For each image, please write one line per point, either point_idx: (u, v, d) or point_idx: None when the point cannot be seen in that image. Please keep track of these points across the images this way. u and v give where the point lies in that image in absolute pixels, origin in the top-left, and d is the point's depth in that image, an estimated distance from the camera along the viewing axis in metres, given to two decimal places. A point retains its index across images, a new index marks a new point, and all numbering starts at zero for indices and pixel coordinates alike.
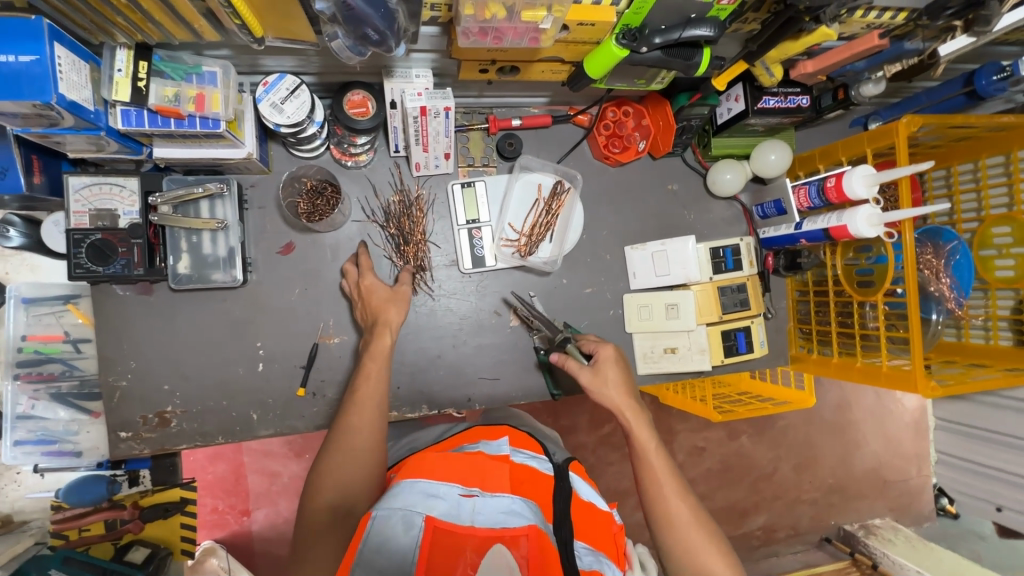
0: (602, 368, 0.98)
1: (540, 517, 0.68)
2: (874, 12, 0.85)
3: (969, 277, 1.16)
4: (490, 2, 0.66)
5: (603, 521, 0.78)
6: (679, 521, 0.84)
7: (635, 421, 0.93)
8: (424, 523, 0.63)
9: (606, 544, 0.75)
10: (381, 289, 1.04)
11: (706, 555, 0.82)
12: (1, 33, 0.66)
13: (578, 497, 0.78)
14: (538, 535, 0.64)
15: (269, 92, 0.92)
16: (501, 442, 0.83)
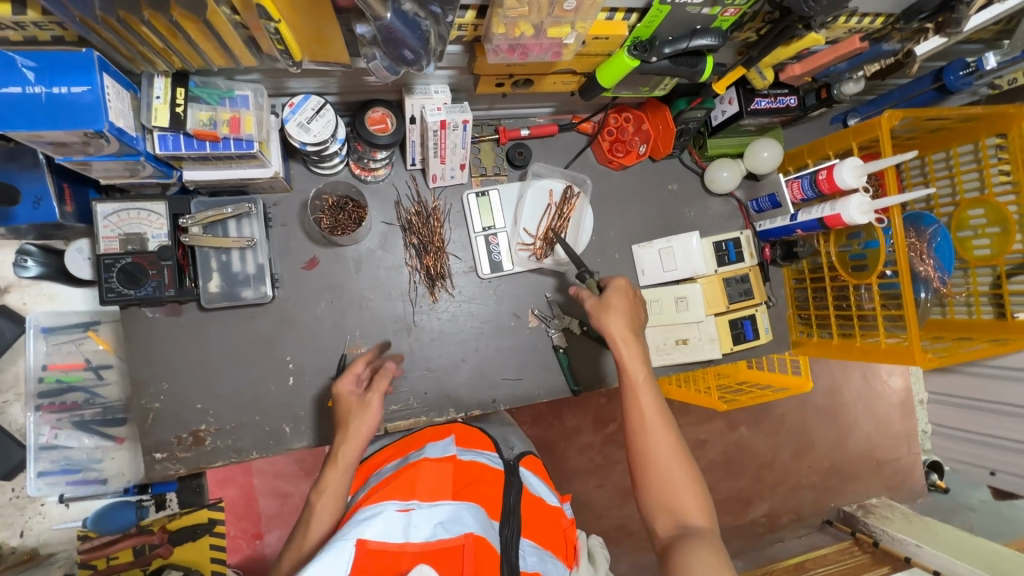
0: (610, 295, 1.01)
1: (481, 521, 0.70)
2: (856, 17, 0.94)
3: (950, 258, 1.23)
4: (520, 21, 0.72)
5: (551, 515, 0.84)
6: (661, 456, 0.85)
7: (626, 352, 0.95)
8: (356, 546, 0.62)
9: (551, 539, 0.79)
10: (347, 402, 0.92)
11: (683, 493, 0.83)
12: (54, 67, 0.69)
13: (529, 492, 0.85)
14: (474, 543, 0.65)
15: (295, 112, 0.95)
16: (448, 444, 0.89)
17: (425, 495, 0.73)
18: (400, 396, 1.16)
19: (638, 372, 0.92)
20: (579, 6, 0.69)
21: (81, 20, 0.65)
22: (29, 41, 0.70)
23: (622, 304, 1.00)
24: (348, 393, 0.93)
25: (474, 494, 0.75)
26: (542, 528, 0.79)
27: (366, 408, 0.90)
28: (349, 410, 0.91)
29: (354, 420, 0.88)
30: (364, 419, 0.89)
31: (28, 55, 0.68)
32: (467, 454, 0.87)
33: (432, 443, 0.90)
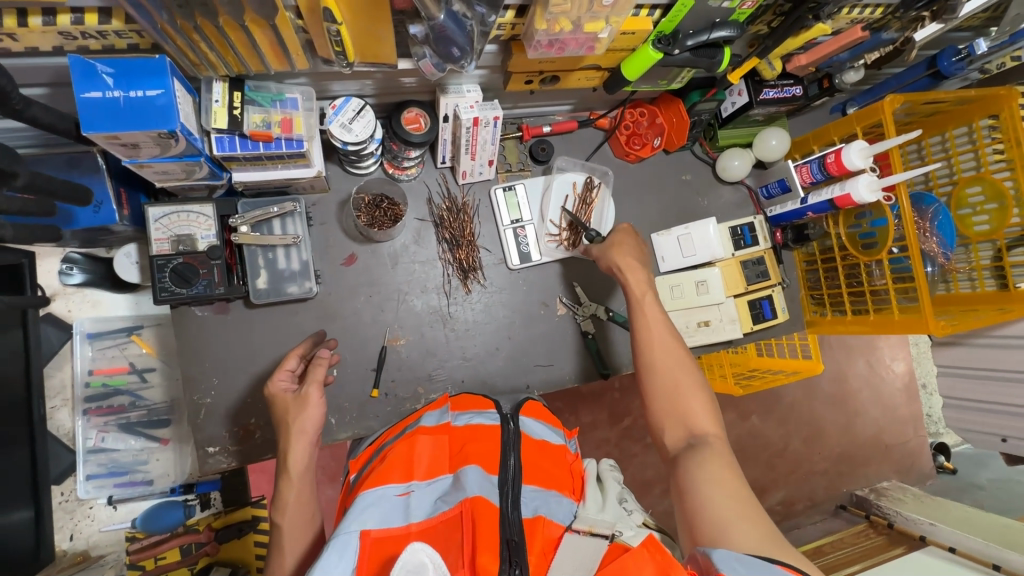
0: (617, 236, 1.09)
1: (472, 485, 0.75)
2: (857, 9, 1.01)
3: (952, 233, 1.30)
4: (561, 17, 0.78)
5: (556, 456, 0.88)
6: (668, 371, 0.92)
7: (634, 281, 1.03)
8: (360, 539, 0.69)
9: (555, 478, 0.83)
10: (283, 401, 0.91)
11: (692, 403, 0.90)
12: (131, 72, 0.74)
13: (529, 437, 0.87)
14: (471, 506, 0.72)
15: (337, 114, 1.00)
16: (443, 411, 0.93)
17: (421, 473, 0.81)
18: (437, 385, 1.20)
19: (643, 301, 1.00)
20: (616, 1, 0.76)
21: (162, 28, 0.70)
22: (107, 50, 0.75)
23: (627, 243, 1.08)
24: (283, 390, 0.92)
25: (469, 456, 0.81)
26: (543, 469, 0.83)
27: (309, 401, 0.90)
28: (287, 406, 0.90)
29: (296, 416, 0.89)
30: (310, 414, 0.89)
31: (107, 62, 0.73)
32: (462, 417, 0.91)
33: (427, 411, 0.94)
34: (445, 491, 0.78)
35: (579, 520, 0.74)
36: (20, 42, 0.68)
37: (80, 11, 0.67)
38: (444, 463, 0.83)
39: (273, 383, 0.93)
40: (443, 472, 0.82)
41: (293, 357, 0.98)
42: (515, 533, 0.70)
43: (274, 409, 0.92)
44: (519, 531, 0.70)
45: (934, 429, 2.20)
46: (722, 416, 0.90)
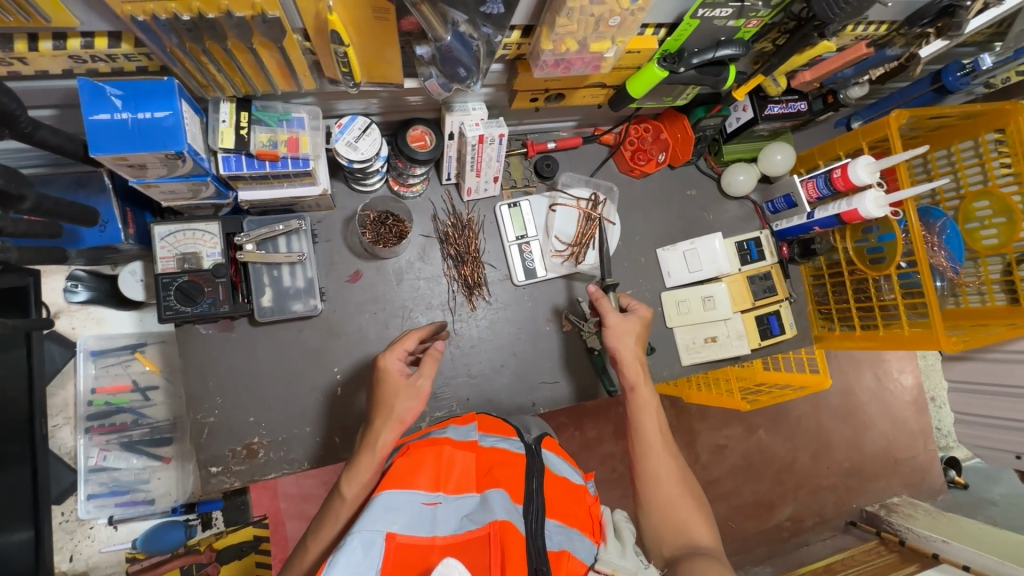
0: (631, 318, 1.07)
1: (506, 509, 0.74)
2: (862, 25, 1.01)
3: (961, 247, 1.29)
4: (567, 38, 0.78)
5: (576, 496, 0.87)
6: (665, 480, 0.94)
7: (637, 377, 1.03)
8: (385, 541, 0.67)
9: (578, 517, 0.83)
10: (394, 381, 0.88)
11: (687, 511, 0.91)
12: (139, 94, 0.74)
13: (553, 472, 0.87)
14: (500, 529, 0.70)
15: (343, 132, 1.00)
16: (470, 429, 0.90)
17: (451, 486, 0.78)
18: (442, 402, 1.19)
19: (642, 406, 1.00)
20: (622, 22, 0.76)
21: (172, 51, 0.71)
22: (115, 73, 0.76)
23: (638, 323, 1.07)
24: (398, 372, 0.89)
25: (498, 479, 0.81)
26: (564, 505, 0.83)
27: (421, 394, 0.87)
28: (397, 390, 0.87)
29: (402, 404, 0.86)
30: (413, 407, 0.86)
31: (116, 85, 0.73)
32: (490, 440, 0.91)
33: (454, 426, 0.91)
34: (472, 509, 0.76)
35: (602, 562, 0.78)
36: (31, 66, 0.69)
37: (90, 35, 0.67)
38: (471, 481, 0.80)
39: (390, 357, 0.90)
40: (470, 490, 0.79)
41: (413, 337, 0.96)
42: (544, 563, 0.70)
43: (381, 384, 0.89)
44: (547, 561, 0.71)
45: (944, 443, 2.17)
46: (717, 527, 0.92)
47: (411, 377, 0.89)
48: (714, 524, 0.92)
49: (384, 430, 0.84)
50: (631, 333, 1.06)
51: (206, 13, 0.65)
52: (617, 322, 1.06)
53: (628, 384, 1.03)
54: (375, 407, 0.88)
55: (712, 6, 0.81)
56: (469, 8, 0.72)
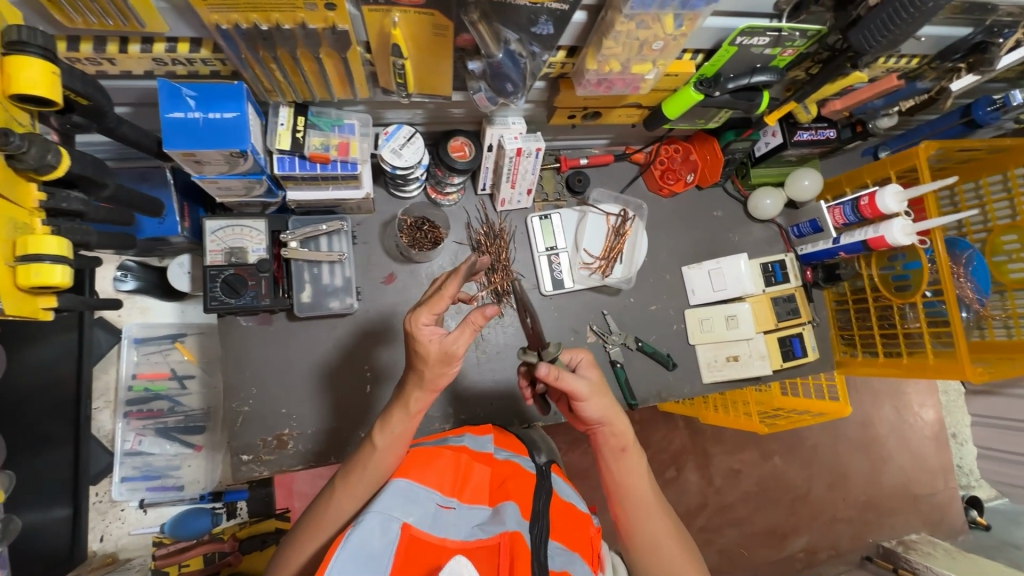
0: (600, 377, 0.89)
1: (516, 520, 0.75)
2: (894, 58, 1.04)
3: (987, 279, 1.29)
4: (611, 60, 0.82)
5: (579, 522, 0.87)
6: (659, 542, 0.87)
7: (623, 434, 0.89)
8: (400, 530, 0.70)
9: (580, 543, 0.82)
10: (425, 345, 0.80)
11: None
12: (213, 95, 0.80)
13: (560, 497, 0.89)
14: (510, 540, 0.71)
15: (389, 140, 1.06)
16: (486, 442, 0.97)
17: (466, 495, 0.82)
18: (467, 406, 1.22)
19: (634, 467, 0.89)
20: (664, 46, 0.79)
21: (246, 58, 0.77)
22: (192, 75, 0.81)
23: (601, 379, 0.89)
24: (426, 343, 0.79)
25: (509, 493, 0.82)
26: (567, 529, 0.83)
27: (454, 361, 0.80)
28: (427, 357, 0.80)
29: (432, 369, 0.81)
30: (446, 371, 0.82)
31: (191, 86, 0.79)
32: (503, 453, 0.95)
33: (471, 437, 0.99)
34: (484, 521, 0.78)
35: None
36: (117, 66, 0.74)
37: (174, 40, 0.73)
38: (485, 494, 0.84)
39: (417, 327, 0.79)
40: (482, 503, 0.82)
41: (449, 293, 0.79)
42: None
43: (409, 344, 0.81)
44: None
45: (965, 481, 2.12)
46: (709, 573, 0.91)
47: (443, 344, 0.79)
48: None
49: (416, 391, 0.83)
50: (608, 393, 0.88)
51: (283, 24, 0.70)
52: (588, 389, 0.86)
53: (616, 446, 0.89)
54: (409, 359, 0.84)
55: (750, 35, 0.83)
56: (521, 29, 0.77)
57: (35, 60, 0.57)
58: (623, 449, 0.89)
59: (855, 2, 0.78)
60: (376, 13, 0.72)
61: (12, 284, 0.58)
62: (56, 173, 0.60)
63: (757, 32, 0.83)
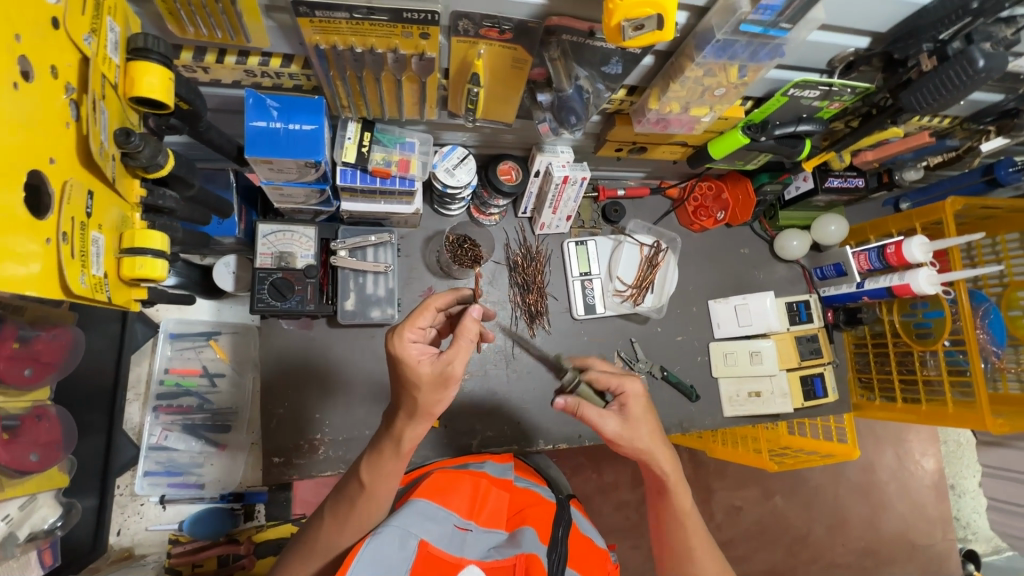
0: (636, 416, 0.84)
1: (533, 543, 0.76)
2: (928, 117, 1.10)
3: (1002, 332, 1.32)
4: (672, 101, 0.87)
5: (596, 557, 0.84)
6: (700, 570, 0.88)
7: (669, 466, 0.87)
8: (417, 546, 0.71)
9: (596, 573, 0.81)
10: (416, 366, 0.73)
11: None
12: (295, 108, 0.84)
13: (578, 529, 0.87)
14: (525, 564, 0.73)
15: (443, 160, 1.10)
16: (506, 468, 0.97)
17: (482, 518, 0.82)
18: (494, 422, 1.24)
19: (686, 502, 0.90)
20: (726, 93, 0.84)
21: (333, 75, 0.81)
22: (276, 87, 0.86)
23: (644, 411, 0.85)
24: (416, 363, 0.73)
25: (527, 518, 0.83)
26: (584, 557, 0.82)
27: (452, 385, 0.73)
28: (419, 380, 0.73)
29: (425, 397, 0.73)
30: (443, 399, 0.74)
31: (275, 98, 0.83)
32: (523, 482, 0.95)
33: (492, 463, 0.99)
34: (500, 544, 0.79)
35: None
36: (210, 74, 0.78)
37: (268, 55, 0.78)
38: (502, 519, 0.84)
39: (403, 343, 0.74)
40: (499, 528, 0.83)
41: (426, 313, 0.80)
42: None
43: (398, 370, 0.74)
44: None
45: (962, 534, 2.12)
46: None
47: (435, 364, 0.73)
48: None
49: (410, 424, 0.75)
50: (650, 428, 0.85)
51: (377, 48, 0.74)
52: (621, 424, 0.84)
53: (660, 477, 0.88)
54: (399, 391, 0.76)
55: (803, 88, 0.87)
56: (592, 67, 0.81)
57: (155, 65, 0.61)
58: (680, 484, 0.89)
59: (906, 66, 0.83)
60: (464, 44, 0.76)
61: (115, 275, 0.60)
62: (162, 172, 0.63)
63: (810, 85, 0.87)
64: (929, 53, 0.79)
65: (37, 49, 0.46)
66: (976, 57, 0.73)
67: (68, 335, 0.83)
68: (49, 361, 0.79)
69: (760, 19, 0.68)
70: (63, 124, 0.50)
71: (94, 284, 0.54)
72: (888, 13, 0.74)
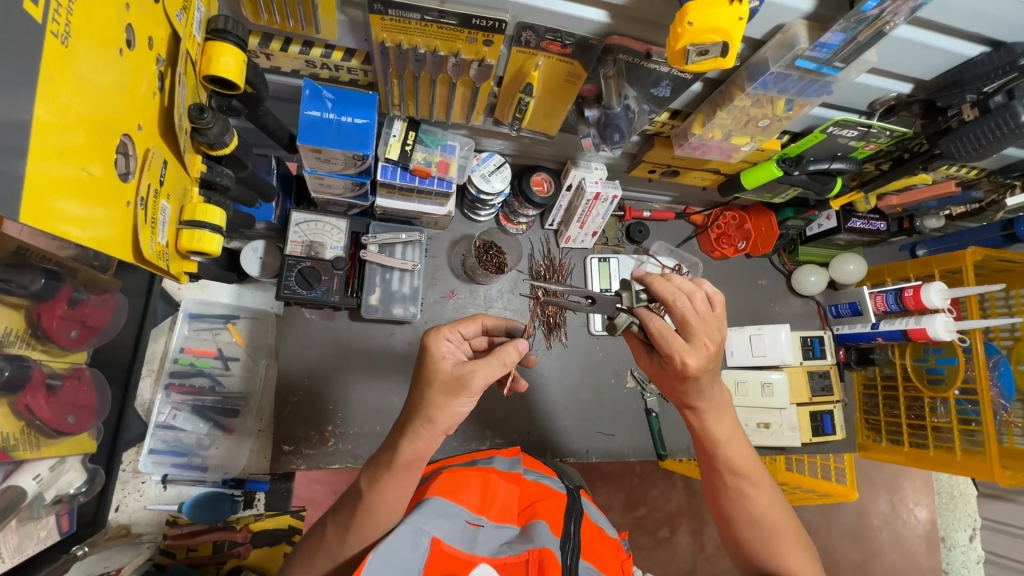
0: (675, 373, 0.74)
1: (546, 536, 0.75)
2: (956, 167, 1.13)
3: (1011, 386, 1.34)
4: (716, 128, 0.89)
5: (609, 547, 0.84)
6: (750, 502, 0.80)
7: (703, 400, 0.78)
8: (430, 544, 0.71)
9: (608, 562, 0.80)
10: (437, 361, 0.69)
11: (790, 550, 0.78)
12: (348, 101, 0.86)
13: (590, 521, 0.86)
14: (538, 558, 0.71)
15: (480, 165, 1.12)
16: (515, 462, 0.95)
17: (493, 513, 0.81)
18: (503, 430, 1.24)
19: (725, 429, 0.80)
20: (769, 124, 0.86)
21: (390, 73, 0.82)
22: (332, 80, 0.88)
23: (698, 375, 0.71)
24: (441, 357, 0.69)
25: (538, 512, 0.82)
26: (598, 549, 0.80)
27: (463, 393, 0.66)
28: (434, 378, 0.68)
29: (434, 396, 0.67)
30: (449, 407, 0.67)
31: (331, 90, 0.85)
32: (532, 474, 0.94)
33: (499, 457, 0.97)
34: (512, 538, 0.78)
35: None
36: (272, 61, 0.80)
37: (331, 48, 0.80)
38: (513, 514, 0.83)
39: (437, 338, 0.71)
40: (511, 522, 0.82)
41: (471, 324, 0.80)
42: None
43: (422, 365, 0.70)
44: None
45: None
46: (815, 550, 0.80)
47: (457, 365, 0.68)
48: (817, 558, 0.80)
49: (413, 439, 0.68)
50: (704, 383, 0.74)
51: (441, 50, 0.76)
52: (669, 373, 0.76)
53: (696, 412, 0.80)
54: (411, 398, 0.70)
55: (843, 126, 0.89)
56: (642, 87, 0.83)
57: (232, 47, 0.62)
58: (716, 409, 0.79)
59: (946, 115, 0.85)
60: (523, 55, 0.78)
61: (175, 246, 0.64)
62: (226, 150, 0.65)
63: (850, 125, 0.89)
64: (971, 104, 0.81)
65: (141, 20, 0.51)
66: (1019, 112, 0.76)
67: (112, 301, 0.84)
68: (93, 326, 0.80)
69: (815, 56, 0.70)
70: (152, 93, 0.55)
71: (158, 251, 0.59)
72: (938, 61, 0.76)
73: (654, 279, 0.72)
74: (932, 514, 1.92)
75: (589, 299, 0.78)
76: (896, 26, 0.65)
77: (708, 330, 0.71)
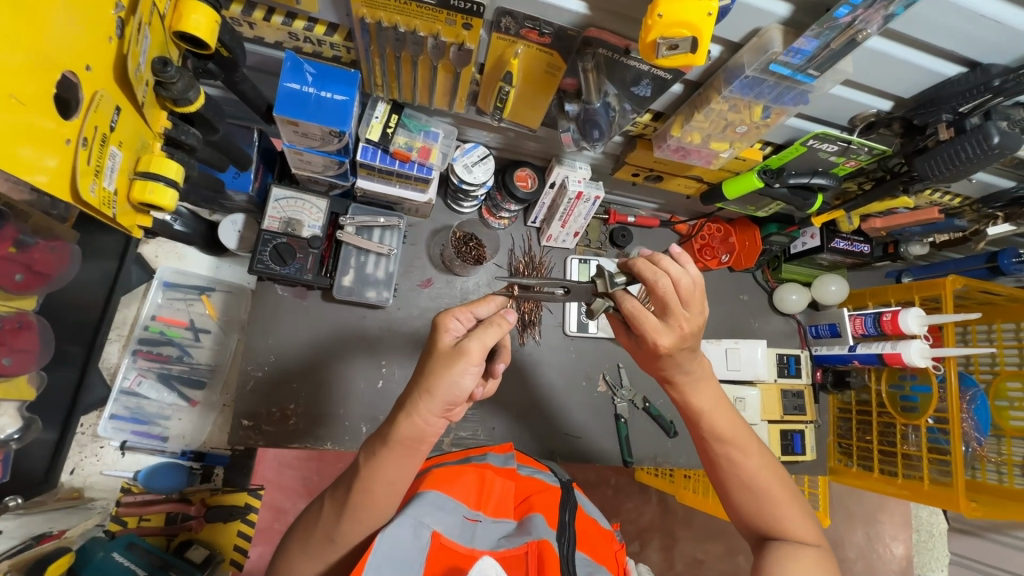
0: (652, 350, 0.75)
1: (541, 530, 0.73)
2: (939, 193, 1.14)
3: (987, 420, 1.29)
4: (694, 131, 0.89)
5: (603, 537, 0.84)
6: (741, 467, 0.79)
7: (679, 375, 0.78)
8: (430, 537, 0.68)
9: (605, 555, 0.79)
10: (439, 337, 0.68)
11: (785, 511, 0.77)
12: (330, 77, 0.86)
13: (584, 512, 0.86)
14: (538, 550, 0.69)
15: (463, 155, 1.11)
16: (509, 457, 0.94)
17: (490, 508, 0.81)
18: (470, 423, 1.22)
19: (706, 399, 0.80)
20: (747, 131, 0.86)
21: (371, 51, 0.83)
22: (315, 55, 0.88)
23: (675, 352, 0.73)
24: (444, 331, 0.69)
25: (534, 505, 0.81)
26: (593, 541, 0.81)
27: (463, 361, 0.64)
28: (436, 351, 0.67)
29: (434, 365, 0.66)
30: (447, 378, 0.64)
31: (313, 64, 0.86)
32: (526, 469, 0.93)
33: (493, 452, 0.96)
34: (510, 532, 0.77)
35: None
36: (255, 30, 0.81)
37: (313, 22, 0.80)
38: (508, 509, 0.82)
39: (445, 316, 0.70)
40: (507, 516, 0.81)
41: (487, 305, 0.75)
42: None
43: (428, 341, 0.69)
44: None
45: None
46: (812, 512, 0.79)
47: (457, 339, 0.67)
48: (816, 520, 0.79)
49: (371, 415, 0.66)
50: (681, 358, 0.75)
51: (420, 30, 0.76)
52: (647, 350, 0.77)
53: (676, 385, 0.80)
54: (415, 375, 0.69)
55: (823, 140, 0.89)
56: (622, 85, 0.83)
57: (204, 6, 0.62)
58: (696, 380, 0.79)
59: (924, 134, 0.85)
60: (503, 42, 0.78)
61: (126, 196, 0.64)
62: (190, 107, 0.66)
63: (829, 139, 0.88)
64: (946, 124, 0.81)
65: None
66: (992, 133, 0.76)
67: (64, 251, 0.84)
68: (42, 272, 0.80)
69: (789, 61, 0.70)
70: (107, 38, 0.56)
71: (101, 195, 0.59)
72: (911, 79, 0.76)
73: (636, 261, 0.72)
74: (908, 551, 1.88)
75: (564, 291, 0.77)
76: (868, 37, 0.65)
77: (688, 314, 0.71)
